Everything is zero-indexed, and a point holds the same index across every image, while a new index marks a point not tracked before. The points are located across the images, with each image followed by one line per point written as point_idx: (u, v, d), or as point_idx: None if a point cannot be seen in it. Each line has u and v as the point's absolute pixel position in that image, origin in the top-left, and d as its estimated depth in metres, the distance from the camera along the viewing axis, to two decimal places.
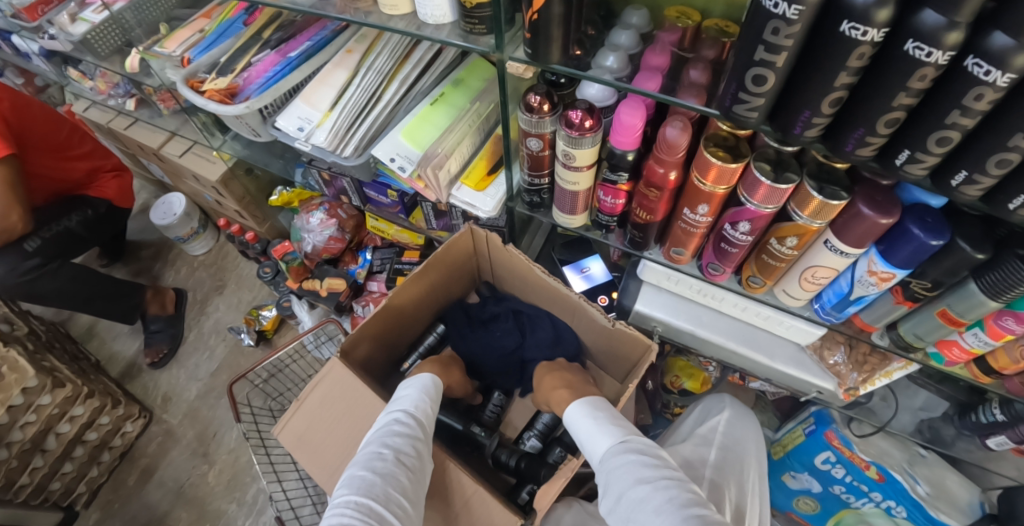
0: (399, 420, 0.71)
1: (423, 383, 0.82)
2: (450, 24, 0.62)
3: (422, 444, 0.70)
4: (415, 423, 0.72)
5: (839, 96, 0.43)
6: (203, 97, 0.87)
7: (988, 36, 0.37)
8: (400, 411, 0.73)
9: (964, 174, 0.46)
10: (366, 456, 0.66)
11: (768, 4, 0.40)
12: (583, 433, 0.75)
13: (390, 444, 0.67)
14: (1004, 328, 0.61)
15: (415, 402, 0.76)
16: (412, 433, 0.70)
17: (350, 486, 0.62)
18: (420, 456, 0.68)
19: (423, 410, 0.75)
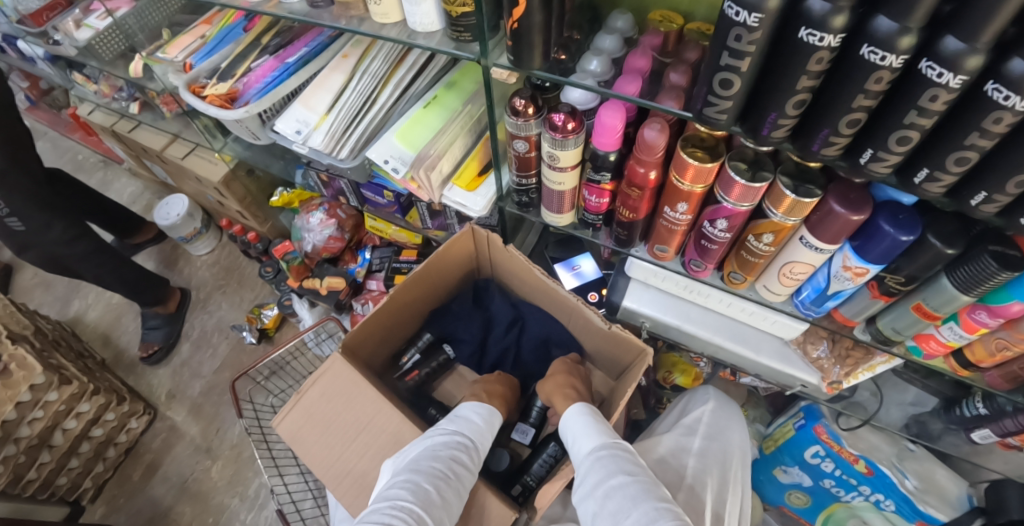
0: (463, 445, 0.74)
1: (487, 414, 0.85)
2: (438, 31, 0.64)
3: (476, 477, 0.73)
4: (477, 456, 0.75)
5: (802, 98, 0.46)
6: (205, 101, 0.90)
7: (942, 40, 0.40)
8: (465, 437, 0.76)
9: (926, 171, 0.49)
10: (431, 468, 0.67)
11: (731, 13, 0.43)
12: (578, 431, 0.76)
13: (455, 470, 0.69)
14: (978, 322, 0.64)
15: (479, 431, 0.79)
16: (473, 466, 0.73)
17: (415, 496, 0.63)
18: (470, 485, 0.71)
19: (481, 443, 0.78)
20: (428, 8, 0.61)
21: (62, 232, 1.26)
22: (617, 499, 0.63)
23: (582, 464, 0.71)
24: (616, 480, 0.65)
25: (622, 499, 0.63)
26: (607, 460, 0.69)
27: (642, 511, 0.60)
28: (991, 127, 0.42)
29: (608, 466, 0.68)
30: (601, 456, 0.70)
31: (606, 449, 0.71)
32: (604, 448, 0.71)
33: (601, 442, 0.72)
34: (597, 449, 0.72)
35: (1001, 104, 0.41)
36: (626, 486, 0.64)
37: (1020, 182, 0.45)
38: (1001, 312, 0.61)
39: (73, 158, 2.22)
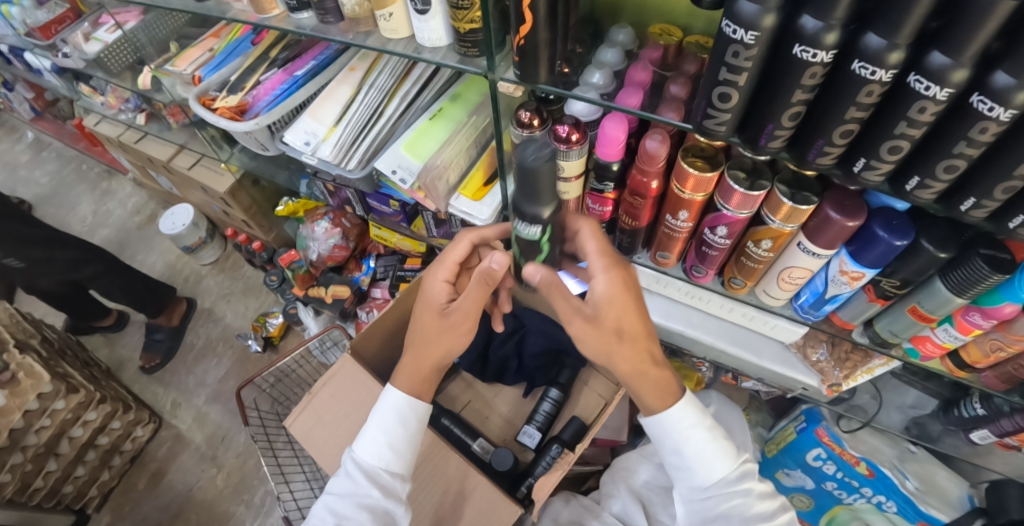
0: (348, 475, 0.70)
1: (396, 409, 0.72)
2: (446, 46, 0.66)
3: (369, 502, 0.67)
4: (365, 477, 0.69)
5: (798, 111, 0.48)
6: (215, 113, 0.92)
7: (928, 55, 0.42)
8: (354, 460, 0.71)
9: (917, 179, 0.51)
10: (314, 523, 0.69)
11: (728, 31, 0.45)
12: (711, 448, 0.69)
13: (337, 515, 0.67)
14: (972, 323, 0.65)
15: (372, 445, 0.71)
16: (360, 493, 0.68)
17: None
18: (369, 514, 0.66)
19: (379, 456, 0.70)
20: (437, 25, 0.62)
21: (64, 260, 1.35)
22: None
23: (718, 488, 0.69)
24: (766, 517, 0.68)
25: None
26: (752, 491, 0.69)
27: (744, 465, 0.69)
28: (977, 137, 0.44)
29: (760, 503, 0.68)
30: (744, 489, 0.69)
31: (747, 478, 0.70)
32: (747, 476, 0.70)
33: (742, 468, 0.70)
34: (737, 478, 0.69)
35: (986, 114, 0.42)
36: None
37: (1007, 189, 0.47)
38: (993, 313, 0.62)
39: (77, 168, 2.24)
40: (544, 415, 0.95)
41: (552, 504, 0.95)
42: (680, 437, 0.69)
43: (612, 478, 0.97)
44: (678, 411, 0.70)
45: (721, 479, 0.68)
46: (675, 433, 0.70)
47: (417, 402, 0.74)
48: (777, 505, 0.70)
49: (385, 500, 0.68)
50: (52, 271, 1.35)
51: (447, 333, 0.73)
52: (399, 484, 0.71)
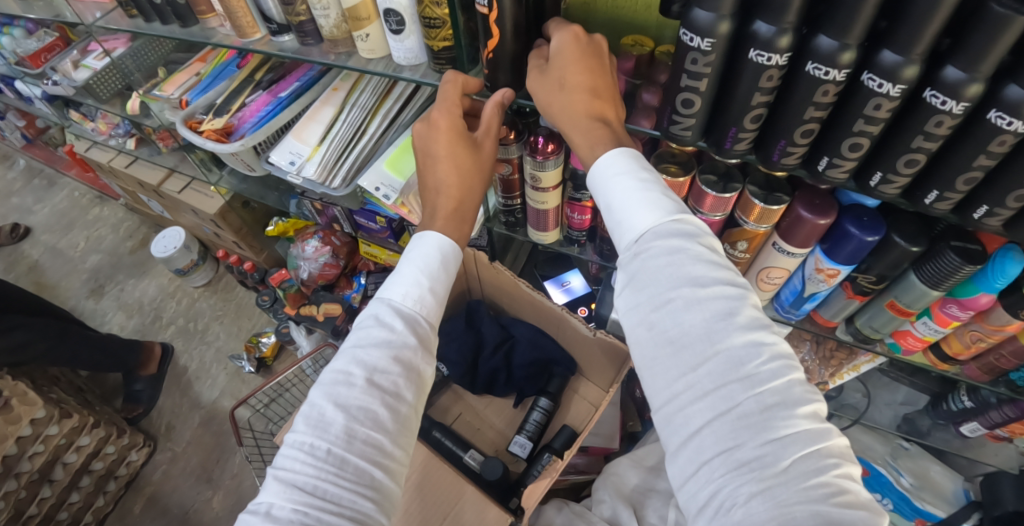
0: (381, 322, 0.57)
1: (435, 250, 0.62)
2: (422, 64, 0.68)
3: (408, 355, 0.55)
4: (405, 326, 0.57)
5: (759, 113, 0.50)
6: (202, 136, 0.94)
7: (879, 53, 0.43)
8: (388, 305, 0.58)
9: (880, 174, 0.51)
10: (332, 377, 0.53)
11: (686, 39, 0.47)
12: (630, 229, 0.49)
13: (367, 372, 0.53)
14: (950, 315, 0.66)
15: (411, 294, 0.59)
16: (396, 343, 0.55)
17: (306, 421, 0.50)
18: (406, 370, 0.55)
19: (420, 301, 0.59)
20: (411, 44, 0.64)
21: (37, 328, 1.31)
22: (707, 404, 0.41)
23: (653, 324, 0.45)
24: (717, 369, 0.42)
25: (718, 406, 0.41)
26: (698, 316, 0.43)
27: (801, 454, 0.39)
28: (934, 131, 0.45)
29: (696, 316, 0.43)
30: (689, 319, 0.43)
31: (688, 271, 0.45)
32: (689, 266, 0.45)
33: (688, 282, 0.44)
34: (666, 234, 0.47)
35: (939, 108, 0.43)
36: (814, 486, 0.38)
37: (967, 181, 0.47)
38: (969, 305, 0.63)
39: (69, 195, 2.24)
40: (534, 425, 0.95)
41: (546, 511, 0.95)
42: (601, 190, 0.52)
43: (605, 484, 0.97)
44: (603, 156, 0.52)
45: (642, 234, 0.48)
46: (596, 179, 0.53)
47: (457, 250, 0.64)
48: (748, 346, 0.42)
49: (421, 357, 0.57)
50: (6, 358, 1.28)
51: (478, 165, 0.65)
52: (434, 341, 0.60)
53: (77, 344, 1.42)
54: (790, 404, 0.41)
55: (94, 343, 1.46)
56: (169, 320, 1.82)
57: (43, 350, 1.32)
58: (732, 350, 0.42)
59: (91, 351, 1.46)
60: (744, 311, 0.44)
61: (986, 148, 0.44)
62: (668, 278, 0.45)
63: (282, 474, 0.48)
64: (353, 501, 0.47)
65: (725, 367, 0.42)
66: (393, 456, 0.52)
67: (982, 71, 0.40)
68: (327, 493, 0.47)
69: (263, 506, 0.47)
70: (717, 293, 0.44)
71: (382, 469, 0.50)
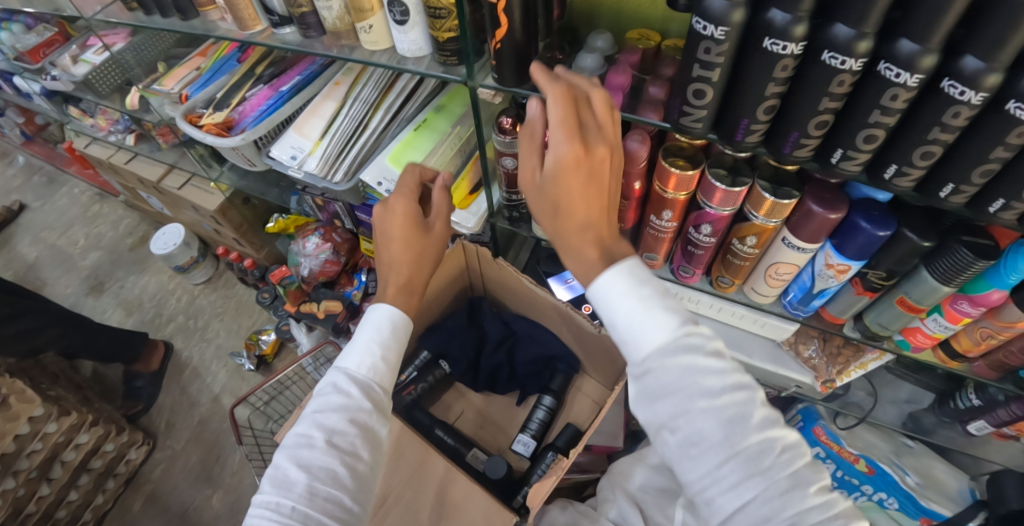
0: (338, 389, 0.58)
1: (381, 322, 0.64)
2: (427, 56, 0.67)
3: (365, 418, 0.57)
4: (360, 391, 0.59)
5: (772, 104, 0.49)
6: (202, 130, 0.92)
7: (896, 43, 0.42)
8: (344, 373, 0.60)
9: (894, 167, 0.50)
10: (295, 440, 0.55)
11: (699, 28, 0.46)
12: (603, 302, 0.49)
13: (329, 433, 0.55)
14: (961, 311, 0.65)
15: (366, 358, 0.61)
16: (353, 406, 0.57)
17: (272, 483, 0.52)
18: (362, 431, 0.57)
19: (373, 369, 0.61)
20: (416, 35, 0.63)
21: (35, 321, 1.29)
22: (702, 443, 0.43)
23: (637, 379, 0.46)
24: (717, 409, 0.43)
25: (713, 442, 0.43)
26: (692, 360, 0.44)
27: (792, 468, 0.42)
28: (950, 122, 0.44)
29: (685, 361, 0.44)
30: (670, 361, 0.45)
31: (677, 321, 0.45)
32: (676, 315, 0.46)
33: (659, 332, 0.46)
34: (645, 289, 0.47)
35: (958, 98, 0.42)
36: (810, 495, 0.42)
37: (984, 173, 0.46)
38: (980, 301, 0.62)
39: (69, 192, 2.23)
40: (538, 423, 0.94)
41: (549, 511, 0.95)
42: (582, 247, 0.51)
43: (609, 483, 0.96)
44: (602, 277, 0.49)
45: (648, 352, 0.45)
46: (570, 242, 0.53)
47: (409, 320, 0.66)
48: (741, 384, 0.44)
49: (376, 419, 0.59)
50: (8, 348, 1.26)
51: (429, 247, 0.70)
52: (390, 403, 0.62)
53: (80, 335, 1.42)
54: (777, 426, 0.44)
55: (97, 333, 1.47)
56: (169, 317, 1.81)
57: (54, 336, 1.34)
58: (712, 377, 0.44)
59: (98, 340, 1.47)
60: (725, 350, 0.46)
61: (1003, 140, 0.43)
62: (642, 324, 0.46)
63: None
64: None
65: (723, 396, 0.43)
66: (352, 512, 0.54)
67: (1001, 60, 0.39)
68: None
69: None
70: (688, 331, 0.46)
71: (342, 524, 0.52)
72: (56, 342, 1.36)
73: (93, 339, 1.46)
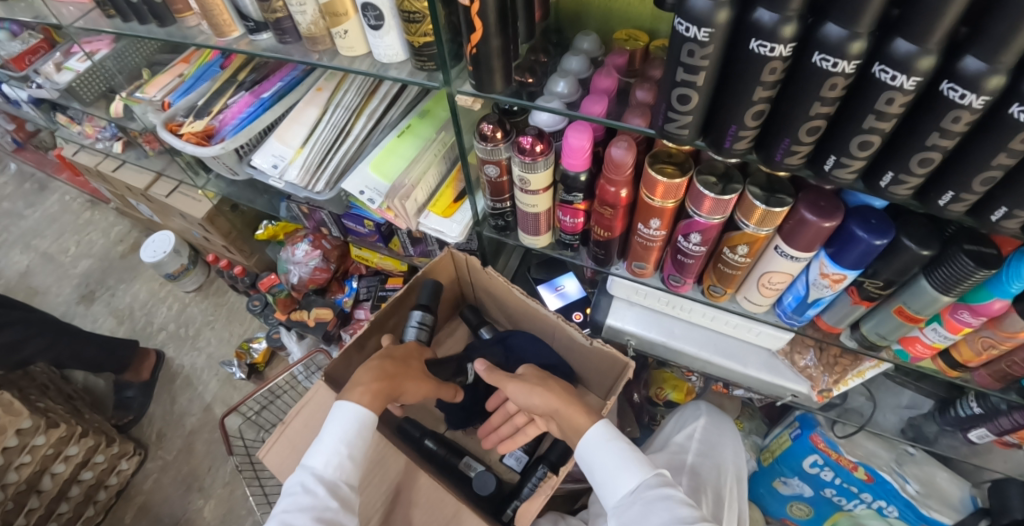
0: (306, 489, 0.64)
1: (353, 419, 0.69)
2: (403, 61, 0.65)
3: (330, 515, 0.63)
4: (326, 489, 0.64)
5: (760, 109, 0.46)
6: (182, 139, 0.90)
7: (891, 43, 0.39)
8: (312, 472, 0.66)
9: (892, 174, 0.48)
10: None
11: (682, 29, 0.43)
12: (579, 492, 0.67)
13: None
14: (961, 322, 0.63)
15: (329, 454, 0.67)
16: (320, 507, 0.63)
17: None
18: None
19: (340, 467, 0.66)
20: (391, 40, 0.61)
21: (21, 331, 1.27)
22: (657, 515, 0.62)
23: (595, 465, 0.70)
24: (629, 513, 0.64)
25: (664, 511, 0.62)
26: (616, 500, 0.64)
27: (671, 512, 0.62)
28: (950, 127, 0.41)
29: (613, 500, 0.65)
30: (615, 452, 0.69)
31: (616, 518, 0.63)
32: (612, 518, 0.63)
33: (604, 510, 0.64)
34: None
35: (958, 102, 0.40)
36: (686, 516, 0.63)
37: (985, 181, 0.44)
38: (982, 311, 0.60)
39: (60, 199, 2.22)
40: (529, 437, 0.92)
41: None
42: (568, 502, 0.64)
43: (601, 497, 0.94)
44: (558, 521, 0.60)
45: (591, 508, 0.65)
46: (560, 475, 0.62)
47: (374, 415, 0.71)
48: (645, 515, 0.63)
49: (343, 514, 0.64)
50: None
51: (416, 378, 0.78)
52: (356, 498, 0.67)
53: (69, 345, 1.39)
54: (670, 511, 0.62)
55: (86, 342, 1.44)
56: (161, 325, 1.79)
57: (42, 346, 1.32)
58: (647, 462, 0.69)
59: (86, 350, 1.45)
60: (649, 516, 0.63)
61: (1007, 147, 0.40)
62: (592, 438, 0.71)
63: None
64: None
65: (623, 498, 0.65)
66: None
67: (1003, 61, 0.37)
68: None
69: None
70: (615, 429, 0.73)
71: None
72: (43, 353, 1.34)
73: (81, 349, 1.43)
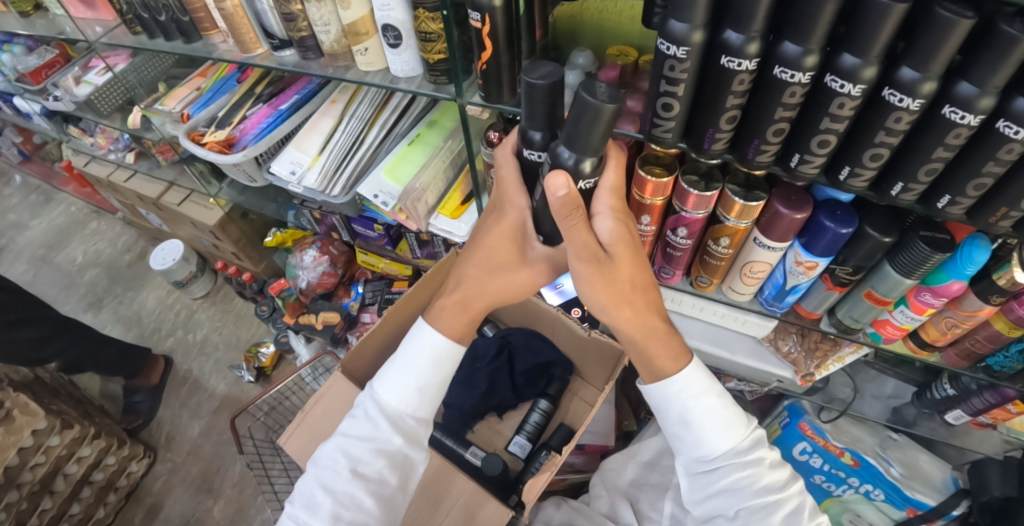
0: (368, 417, 0.67)
1: (431, 350, 0.68)
2: (419, 76, 0.72)
3: (391, 451, 0.65)
4: (388, 423, 0.66)
5: (733, 114, 0.53)
6: (204, 148, 0.96)
7: (841, 57, 0.46)
8: (377, 401, 0.67)
9: (848, 168, 0.55)
10: (327, 462, 0.66)
11: (663, 48, 0.50)
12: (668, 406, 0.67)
13: (347, 499, 0.63)
14: (925, 303, 0.70)
15: (396, 393, 0.67)
16: (380, 439, 0.65)
17: (301, 502, 0.64)
18: (389, 462, 0.65)
19: (405, 403, 0.67)
20: (408, 57, 0.68)
21: (36, 330, 1.30)
22: (742, 483, 0.64)
23: (687, 412, 0.66)
24: (703, 464, 0.66)
25: (748, 479, 0.64)
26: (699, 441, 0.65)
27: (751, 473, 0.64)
28: (894, 126, 0.48)
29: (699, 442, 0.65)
30: (714, 407, 0.65)
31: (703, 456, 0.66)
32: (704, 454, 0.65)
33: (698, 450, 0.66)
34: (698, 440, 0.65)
35: (898, 105, 0.47)
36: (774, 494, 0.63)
37: (929, 171, 0.52)
38: (942, 292, 0.67)
39: (66, 210, 2.26)
40: (533, 425, 0.98)
41: (545, 508, 0.97)
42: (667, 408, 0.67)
43: (600, 480, 1.01)
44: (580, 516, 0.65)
45: (697, 445, 0.66)
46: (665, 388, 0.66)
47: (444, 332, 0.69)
48: (721, 479, 0.65)
49: (406, 453, 0.66)
50: (19, 351, 1.27)
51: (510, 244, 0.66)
52: (421, 434, 0.68)
53: (87, 347, 1.45)
54: (752, 480, 0.64)
55: (101, 345, 1.49)
56: (168, 331, 1.84)
57: (64, 345, 1.37)
58: (740, 418, 0.67)
59: (104, 354, 1.50)
60: (729, 465, 0.65)
61: (943, 141, 0.48)
62: (684, 388, 0.66)
63: None
64: None
65: (701, 429, 0.65)
66: None
67: (933, 70, 0.44)
68: None
69: None
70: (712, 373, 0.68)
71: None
72: (56, 356, 1.37)
73: (96, 352, 1.48)
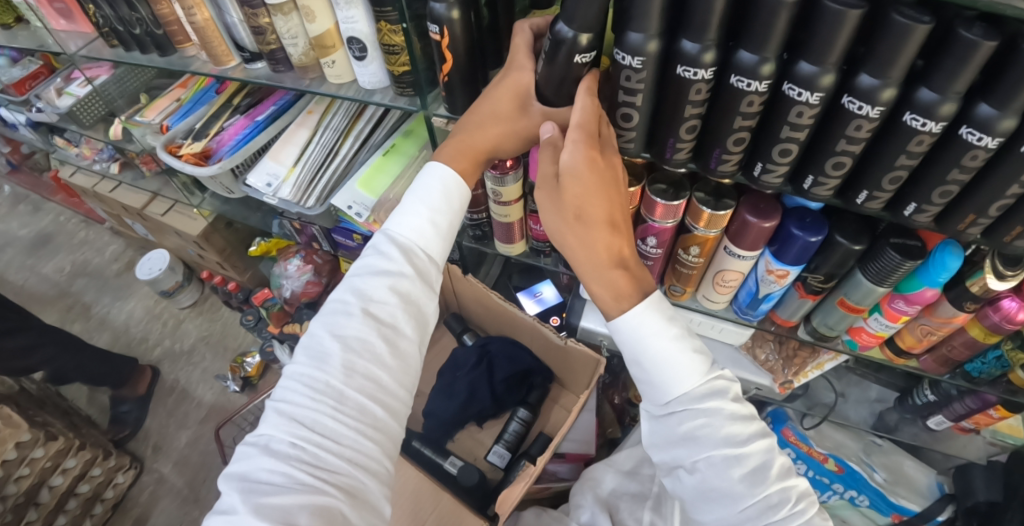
0: (378, 252, 0.60)
1: (440, 182, 0.62)
2: (386, 87, 0.72)
3: (405, 285, 0.58)
4: (401, 253, 0.59)
5: (693, 124, 0.53)
6: (181, 160, 0.96)
7: (798, 66, 0.46)
8: (389, 235, 0.61)
9: (812, 177, 0.55)
10: (332, 308, 0.57)
11: (619, 58, 0.50)
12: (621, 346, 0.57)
13: (356, 355, 0.53)
14: (898, 310, 0.69)
15: (412, 223, 0.61)
16: (393, 272, 0.58)
17: (306, 353, 0.54)
18: (403, 301, 0.58)
19: (420, 235, 0.61)
20: (375, 69, 0.68)
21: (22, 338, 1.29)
22: (701, 432, 0.52)
23: (638, 352, 0.55)
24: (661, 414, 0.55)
25: (708, 429, 0.52)
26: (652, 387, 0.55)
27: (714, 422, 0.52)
28: (855, 134, 0.48)
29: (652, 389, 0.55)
30: (668, 343, 0.54)
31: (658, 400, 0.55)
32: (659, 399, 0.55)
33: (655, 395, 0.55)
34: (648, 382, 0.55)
35: (857, 113, 0.47)
36: (743, 446, 0.51)
37: (893, 179, 0.51)
38: (914, 300, 0.67)
39: (54, 220, 2.26)
40: (512, 434, 0.99)
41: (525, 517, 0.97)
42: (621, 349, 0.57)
43: (581, 488, 1.01)
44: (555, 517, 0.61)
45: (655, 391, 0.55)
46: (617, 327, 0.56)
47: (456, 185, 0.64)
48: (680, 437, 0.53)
49: (419, 287, 0.59)
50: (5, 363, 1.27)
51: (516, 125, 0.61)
52: (433, 273, 0.62)
53: (75, 357, 1.45)
54: (716, 438, 0.51)
55: (89, 354, 1.48)
56: (155, 341, 1.83)
57: (50, 354, 1.36)
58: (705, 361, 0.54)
59: (93, 365, 1.49)
60: (688, 417, 0.53)
61: (906, 148, 0.48)
62: (636, 327, 0.54)
63: (283, 407, 0.51)
64: (356, 437, 0.50)
65: (654, 367, 0.54)
66: (392, 393, 0.55)
67: (891, 77, 0.44)
68: (325, 428, 0.49)
69: (263, 439, 0.50)
70: (672, 310, 0.55)
71: (383, 406, 0.53)
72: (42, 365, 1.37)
73: (85, 362, 1.48)
